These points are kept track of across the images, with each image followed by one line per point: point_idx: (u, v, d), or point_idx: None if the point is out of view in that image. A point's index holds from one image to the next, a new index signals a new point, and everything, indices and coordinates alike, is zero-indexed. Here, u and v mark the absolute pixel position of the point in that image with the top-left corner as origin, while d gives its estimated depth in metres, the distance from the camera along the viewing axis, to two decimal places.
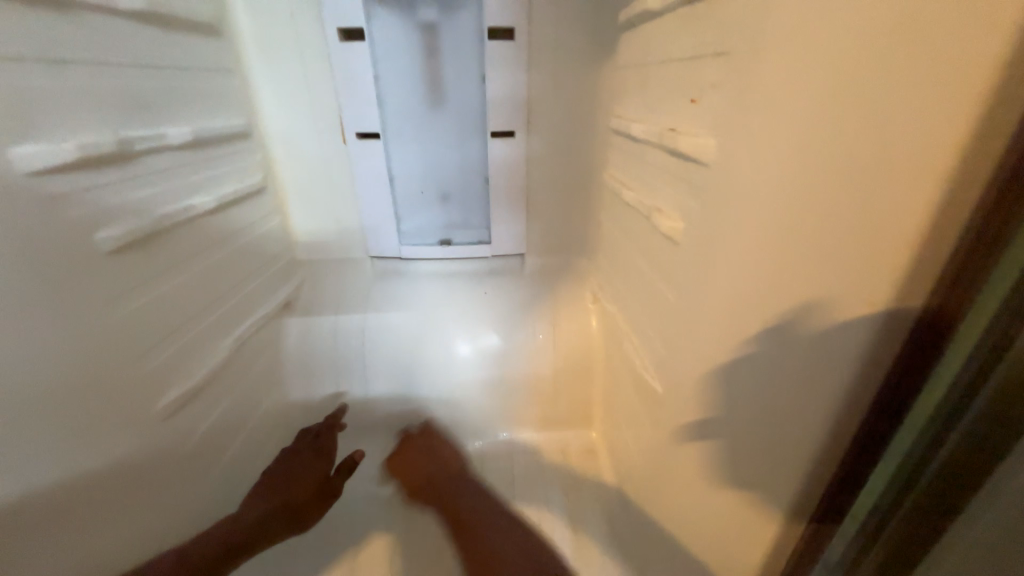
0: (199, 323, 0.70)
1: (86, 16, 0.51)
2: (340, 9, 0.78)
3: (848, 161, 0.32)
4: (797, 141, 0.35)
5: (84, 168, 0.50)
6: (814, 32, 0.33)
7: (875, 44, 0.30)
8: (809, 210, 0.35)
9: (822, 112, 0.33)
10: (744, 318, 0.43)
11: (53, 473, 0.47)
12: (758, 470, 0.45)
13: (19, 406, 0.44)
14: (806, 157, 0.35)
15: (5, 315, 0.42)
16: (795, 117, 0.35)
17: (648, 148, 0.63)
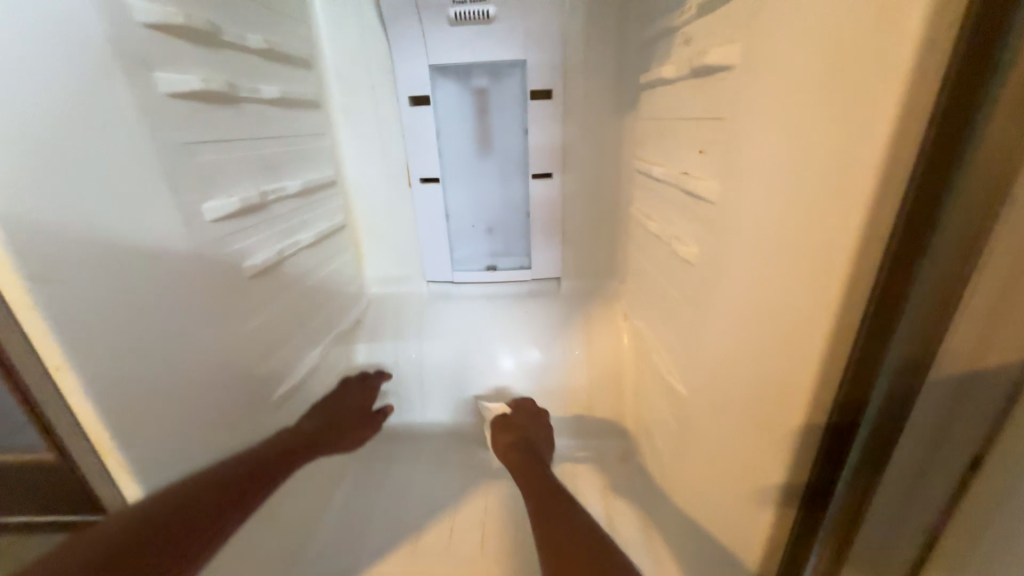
0: (296, 336, 0.87)
1: (245, 107, 0.70)
2: (411, 82, 0.97)
3: (791, 205, 0.45)
4: (764, 189, 0.48)
5: (239, 215, 0.68)
6: (774, 113, 0.46)
7: (806, 126, 0.42)
8: (782, 240, 0.46)
9: (777, 171, 0.46)
10: (745, 325, 0.53)
11: (189, 440, 0.59)
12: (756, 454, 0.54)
13: (182, 390, 0.58)
14: (769, 200, 0.48)
15: (180, 323, 0.58)
16: (762, 172, 0.48)
17: (667, 188, 0.76)
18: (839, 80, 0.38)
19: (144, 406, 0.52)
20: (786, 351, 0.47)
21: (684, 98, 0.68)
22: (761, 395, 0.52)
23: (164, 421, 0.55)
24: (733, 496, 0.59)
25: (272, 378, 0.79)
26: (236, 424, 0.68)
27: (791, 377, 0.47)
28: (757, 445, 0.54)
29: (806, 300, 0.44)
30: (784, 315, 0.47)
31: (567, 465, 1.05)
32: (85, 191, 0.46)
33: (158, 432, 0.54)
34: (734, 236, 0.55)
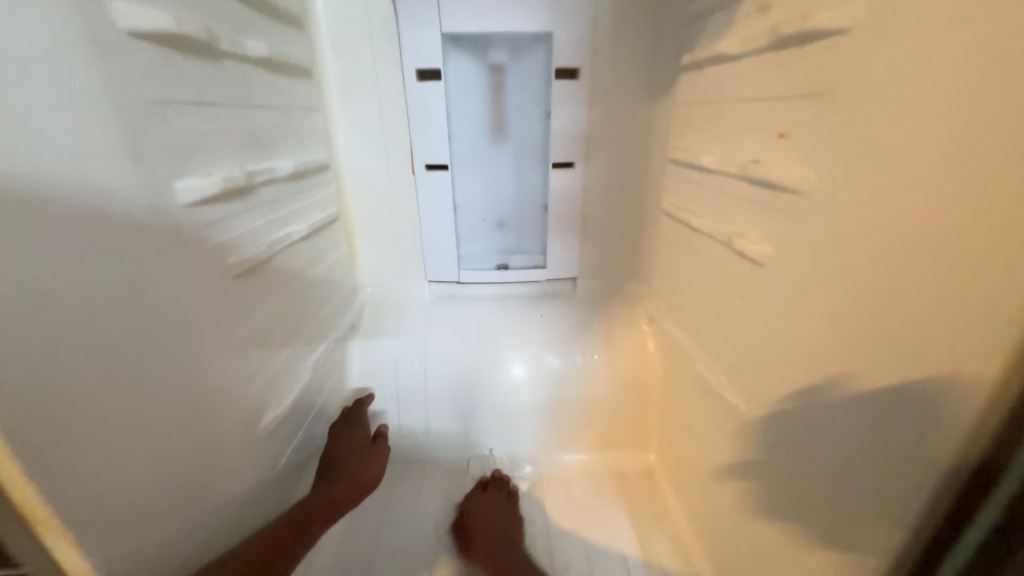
0: (288, 347, 0.73)
1: (226, 63, 0.56)
2: (420, 53, 0.84)
3: (942, 197, 0.37)
4: (895, 176, 0.41)
5: (220, 199, 0.54)
6: (926, 83, 0.37)
7: (979, 96, 0.34)
8: (918, 234, 0.39)
9: (922, 154, 0.38)
10: (854, 336, 0.46)
11: (160, 484, 0.46)
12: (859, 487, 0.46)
13: (150, 422, 0.45)
14: (904, 189, 0.40)
15: (148, 336, 0.45)
16: (895, 156, 0.40)
17: (723, 178, 0.68)
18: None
19: (99, 446, 0.40)
20: (916, 369, 0.40)
21: (756, 75, 0.60)
22: (874, 419, 0.44)
23: (120, 465, 0.42)
24: (818, 532, 0.52)
25: (262, 400, 0.65)
26: (216, 459, 0.55)
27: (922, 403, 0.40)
28: (859, 476, 0.46)
29: (956, 306, 0.36)
30: (920, 328, 0.39)
31: (587, 483, 0.95)
32: (7, 155, 0.32)
33: (117, 478, 0.41)
34: (840, 232, 0.47)
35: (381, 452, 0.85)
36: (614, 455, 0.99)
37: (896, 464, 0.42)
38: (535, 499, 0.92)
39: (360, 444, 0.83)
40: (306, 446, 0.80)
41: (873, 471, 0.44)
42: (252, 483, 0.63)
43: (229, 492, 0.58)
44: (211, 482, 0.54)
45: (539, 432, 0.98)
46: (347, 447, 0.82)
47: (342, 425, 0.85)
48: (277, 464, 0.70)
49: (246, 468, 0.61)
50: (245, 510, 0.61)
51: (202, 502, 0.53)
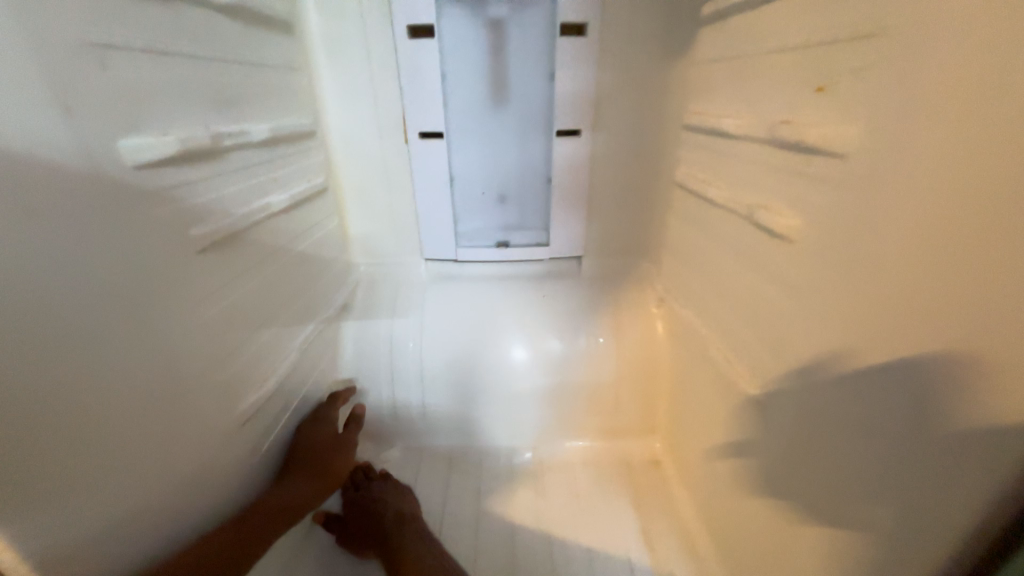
0: (269, 328, 0.69)
1: (180, 7, 0.50)
2: (411, 6, 0.76)
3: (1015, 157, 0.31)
4: (960, 135, 0.34)
5: (180, 162, 0.49)
6: (1005, 18, 0.31)
7: None
8: (1003, 196, 0.31)
9: (998, 103, 0.32)
10: (897, 322, 0.40)
11: (127, 470, 0.44)
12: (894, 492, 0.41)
13: (111, 406, 0.42)
14: (970, 148, 0.33)
15: (103, 313, 0.41)
16: (963, 109, 0.34)
17: (747, 144, 0.60)
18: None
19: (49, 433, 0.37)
20: (968, 358, 0.34)
21: (790, 20, 0.52)
22: (919, 415, 0.38)
23: (77, 447, 0.39)
24: (841, 537, 0.47)
25: (239, 382, 0.62)
26: (186, 440, 0.51)
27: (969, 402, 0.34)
28: (897, 481, 0.40)
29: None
30: (976, 313, 0.34)
31: (590, 471, 0.91)
32: None
33: (73, 464, 0.39)
34: (887, 201, 0.40)
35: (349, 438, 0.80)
36: (620, 443, 0.95)
37: (945, 465, 0.36)
38: (537, 487, 0.89)
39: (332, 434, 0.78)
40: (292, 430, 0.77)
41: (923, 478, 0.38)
42: (229, 469, 0.60)
43: (205, 474, 0.55)
44: (181, 463, 0.51)
45: (540, 418, 0.94)
46: (315, 436, 0.76)
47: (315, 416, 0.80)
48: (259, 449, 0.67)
49: (221, 448, 0.58)
50: (223, 496, 0.59)
51: (170, 484, 0.50)
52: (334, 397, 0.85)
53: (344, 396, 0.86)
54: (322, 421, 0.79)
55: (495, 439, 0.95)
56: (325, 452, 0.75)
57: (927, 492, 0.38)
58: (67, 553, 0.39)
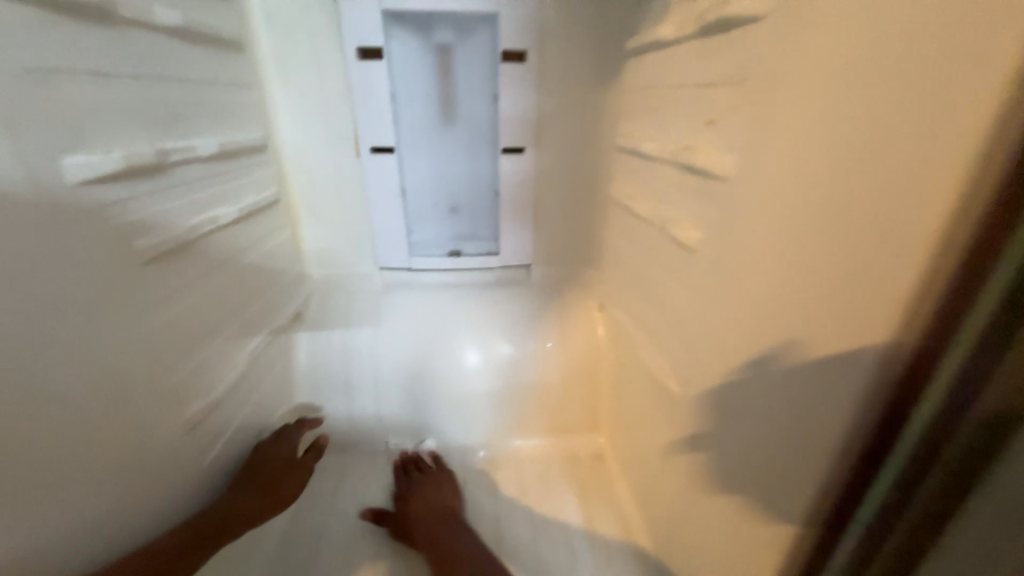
0: (217, 337, 0.70)
1: (127, 31, 0.52)
2: (360, 30, 0.81)
3: (836, 185, 0.38)
4: (801, 165, 0.42)
5: (125, 177, 0.51)
6: (821, 75, 0.39)
7: (864, 87, 0.35)
8: (831, 215, 0.39)
9: (823, 141, 0.39)
10: (768, 319, 0.47)
11: (72, 475, 0.45)
12: (771, 463, 0.48)
13: (56, 412, 0.44)
14: (808, 177, 0.41)
15: (44, 324, 0.43)
16: (800, 144, 0.42)
17: (661, 165, 0.68)
18: (931, 9, 0.31)
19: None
20: (815, 346, 0.42)
21: (687, 61, 0.60)
22: (786, 394, 0.46)
23: (22, 451, 0.40)
24: (737, 506, 0.54)
25: (185, 390, 0.62)
26: (122, 450, 0.51)
27: (818, 379, 0.42)
28: (774, 452, 0.48)
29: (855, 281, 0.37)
30: (817, 309, 0.41)
31: (539, 468, 0.96)
32: None
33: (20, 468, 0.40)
34: (756, 218, 0.48)
35: (308, 462, 0.81)
36: (567, 439, 1.01)
37: (803, 431, 0.44)
38: (488, 486, 0.92)
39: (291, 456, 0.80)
40: (242, 438, 0.78)
41: (798, 447, 0.45)
42: (174, 477, 0.61)
43: (151, 480, 0.57)
44: (117, 473, 0.51)
45: (491, 419, 0.98)
46: (273, 455, 0.78)
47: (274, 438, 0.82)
48: (206, 457, 0.68)
49: (163, 457, 0.59)
50: (167, 504, 0.60)
51: (106, 494, 0.50)
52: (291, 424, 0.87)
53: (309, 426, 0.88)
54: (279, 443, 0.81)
55: (448, 442, 0.98)
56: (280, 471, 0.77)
57: (794, 456, 0.46)
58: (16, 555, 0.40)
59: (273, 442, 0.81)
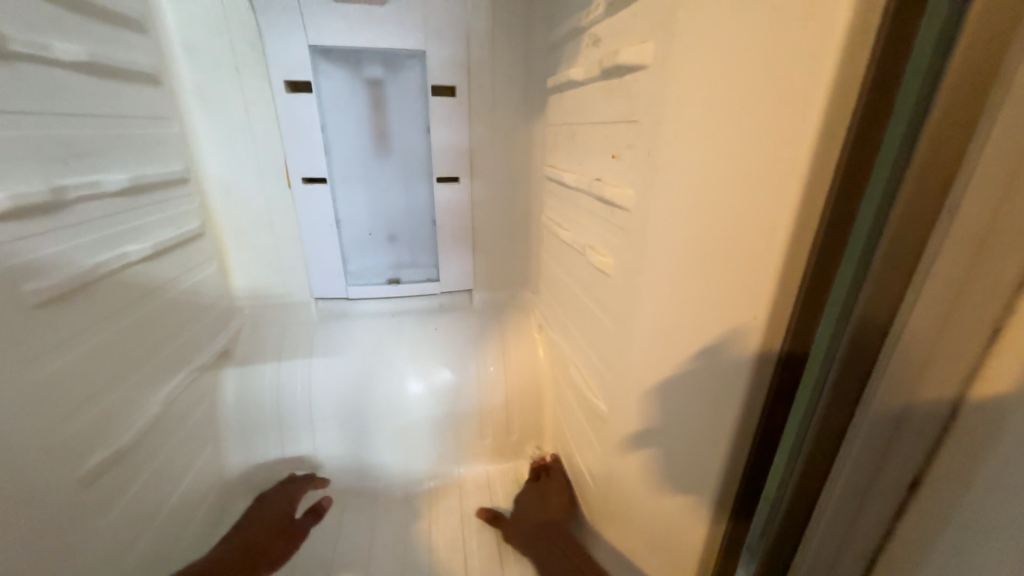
0: (126, 380, 0.66)
1: (21, 66, 0.50)
2: (287, 64, 0.82)
3: (708, 217, 0.42)
4: (677, 200, 0.45)
5: (14, 217, 0.49)
6: (685, 119, 0.42)
7: (721, 130, 0.39)
8: (709, 244, 0.43)
9: (693, 179, 0.43)
10: (667, 342, 0.50)
11: None
12: (684, 469, 0.52)
13: None
14: (684, 210, 0.44)
15: None
16: (675, 181, 0.45)
17: (580, 194, 0.73)
18: (764, 71, 0.36)
19: None
20: (712, 363, 0.46)
21: (593, 101, 0.65)
22: (689, 408, 0.49)
23: None
24: (659, 517, 0.57)
25: (83, 444, 0.58)
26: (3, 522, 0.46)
27: (711, 392, 0.47)
28: (686, 459, 0.52)
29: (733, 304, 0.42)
30: (709, 330, 0.45)
31: (484, 495, 0.95)
32: None
33: None
34: (644, 247, 0.51)
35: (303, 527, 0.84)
36: (513, 462, 1.00)
37: (704, 438, 0.49)
38: (431, 517, 0.90)
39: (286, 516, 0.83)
40: (163, 486, 0.73)
41: (705, 451, 0.49)
42: (77, 537, 0.56)
43: (45, 544, 0.51)
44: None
45: (435, 447, 0.97)
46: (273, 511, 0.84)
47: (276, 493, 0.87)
48: (117, 511, 0.63)
49: (59, 523, 0.53)
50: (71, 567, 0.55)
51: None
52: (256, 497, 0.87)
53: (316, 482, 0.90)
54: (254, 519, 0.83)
55: (391, 474, 0.95)
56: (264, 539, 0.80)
57: (701, 462, 0.50)
58: None
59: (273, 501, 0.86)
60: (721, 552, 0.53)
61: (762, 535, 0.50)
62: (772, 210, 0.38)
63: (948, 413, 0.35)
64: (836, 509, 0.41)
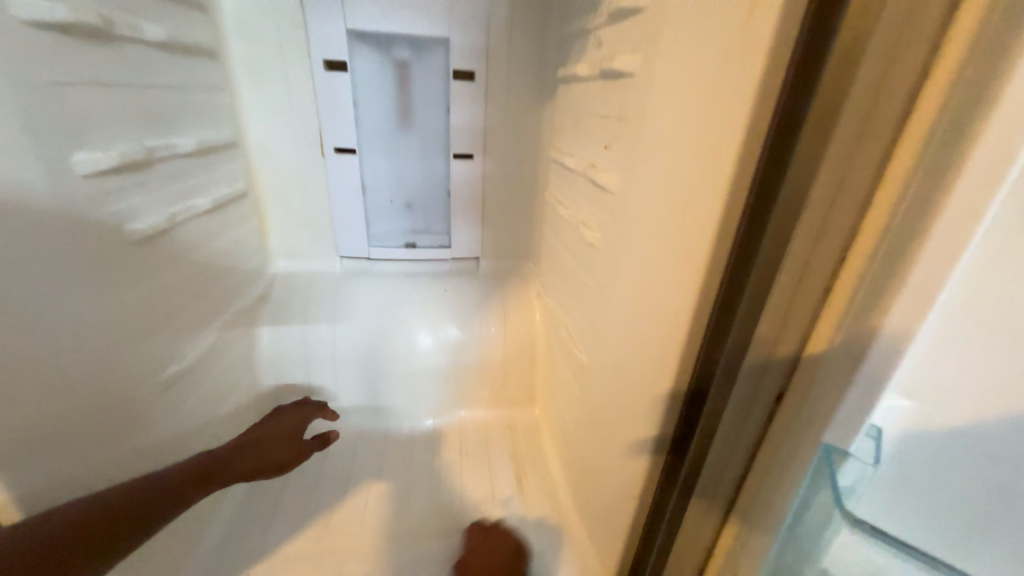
0: (187, 312, 0.80)
1: (120, 45, 0.62)
2: (326, 44, 0.91)
3: (660, 204, 0.52)
4: (647, 188, 0.55)
5: (117, 171, 0.62)
6: (657, 121, 0.52)
7: (671, 134, 0.49)
8: (658, 226, 0.52)
9: (655, 173, 0.53)
10: (629, 305, 0.61)
11: (76, 402, 0.55)
12: (623, 410, 0.64)
13: (73, 359, 0.55)
14: (649, 197, 0.55)
15: (64, 291, 0.54)
16: (646, 173, 0.55)
17: (578, 176, 0.83)
18: (694, 86, 0.45)
19: (27, 371, 0.49)
20: (646, 324, 0.56)
21: (594, 96, 0.75)
22: (630, 360, 0.61)
23: (47, 379, 0.52)
24: (612, 447, 0.70)
25: (158, 358, 0.71)
26: (115, 403, 0.62)
27: (642, 347, 0.57)
28: (624, 402, 0.63)
29: (679, 299, 0.49)
30: (650, 297, 0.55)
31: (479, 436, 1.10)
32: None
33: (43, 398, 0.51)
34: (626, 226, 0.61)
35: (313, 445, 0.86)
36: (506, 410, 1.15)
37: (635, 386, 0.60)
38: (434, 449, 1.06)
39: (296, 433, 0.87)
40: (215, 402, 0.88)
41: (633, 396, 0.61)
42: (160, 430, 0.71)
43: (139, 431, 0.66)
44: (14, 433, 0.48)
45: (440, 391, 1.11)
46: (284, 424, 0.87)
47: (290, 412, 0.91)
48: (183, 413, 0.77)
49: (67, 415, 0.54)
50: (156, 452, 0.70)
51: (23, 456, 0.49)
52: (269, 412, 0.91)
53: (325, 413, 0.98)
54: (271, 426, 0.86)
55: (400, 413, 1.10)
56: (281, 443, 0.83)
57: (633, 408, 0.61)
58: (35, 450, 0.50)
59: (281, 416, 0.89)
60: (645, 517, 0.61)
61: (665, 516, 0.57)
62: (687, 201, 0.46)
63: (769, 411, 0.40)
64: (704, 489, 0.48)
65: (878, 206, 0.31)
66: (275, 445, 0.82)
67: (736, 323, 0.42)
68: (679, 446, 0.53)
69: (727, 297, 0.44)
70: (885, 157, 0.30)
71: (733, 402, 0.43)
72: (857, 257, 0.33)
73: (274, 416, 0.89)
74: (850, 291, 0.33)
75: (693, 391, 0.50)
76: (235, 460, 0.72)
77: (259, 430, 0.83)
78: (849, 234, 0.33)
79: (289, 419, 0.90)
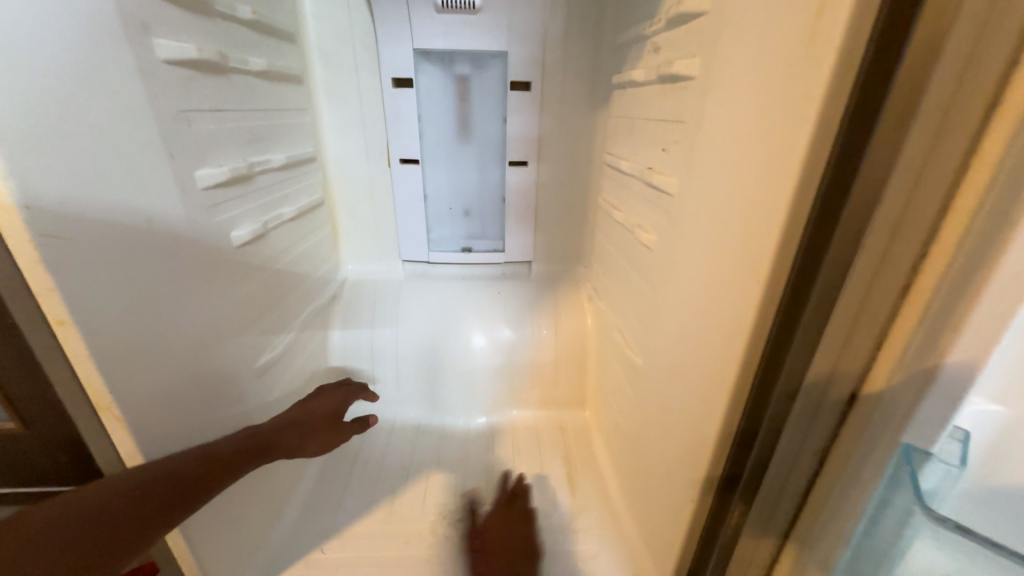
0: (274, 309, 0.90)
1: (230, 76, 0.72)
2: (395, 64, 0.99)
3: (719, 206, 0.52)
4: (706, 190, 0.55)
5: (227, 185, 0.72)
6: (716, 124, 0.53)
7: (731, 137, 0.50)
8: (717, 227, 0.53)
9: (715, 175, 0.53)
10: (687, 307, 0.61)
11: (196, 379, 0.65)
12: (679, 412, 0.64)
13: (196, 342, 0.65)
14: (708, 198, 0.55)
15: (190, 283, 0.64)
16: (705, 175, 0.56)
17: (633, 179, 0.85)
18: (755, 89, 0.45)
19: (167, 350, 0.59)
20: (703, 325, 0.56)
21: (649, 102, 0.77)
22: (686, 362, 0.61)
23: (179, 356, 0.62)
24: (666, 449, 0.70)
25: (253, 348, 0.81)
26: (223, 384, 0.71)
27: (699, 349, 0.57)
28: (680, 405, 0.63)
29: (736, 301, 0.49)
30: (708, 298, 0.55)
31: (530, 434, 1.13)
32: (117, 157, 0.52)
33: (176, 374, 0.61)
34: (684, 228, 0.62)
35: (350, 430, 0.89)
36: (557, 411, 1.16)
37: (690, 389, 0.60)
38: (488, 445, 1.10)
39: (335, 415, 0.88)
40: (297, 390, 0.97)
41: (689, 398, 0.61)
42: (253, 410, 0.80)
43: (238, 412, 0.76)
44: (154, 398, 0.57)
45: (493, 390, 1.15)
46: (326, 403, 0.89)
47: (333, 391, 0.93)
48: (271, 398, 0.87)
49: (192, 389, 0.64)
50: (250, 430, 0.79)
51: (161, 420, 0.59)
52: (309, 395, 0.93)
53: (368, 394, 1.03)
54: (313, 408, 0.87)
55: (456, 409, 1.15)
56: (323, 424, 0.86)
57: (688, 410, 0.60)
58: (170, 417, 0.60)
59: (324, 395, 0.91)
60: (702, 528, 0.60)
61: (727, 530, 0.56)
62: (747, 202, 0.46)
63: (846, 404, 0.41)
64: (771, 493, 0.48)
65: (964, 196, 0.32)
66: (316, 427, 0.84)
67: (804, 323, 0.42)
68: (739, 458, 0.52)
69: (790, 303, 0.43)
70: (970, 152, 0.32)
71: (802, 399, 0.44)
72: (942, 246, 0.34)
73: (318, 394, 0.92)
74: (935, 281, 0.35)
75: (752, 402, 0.49)
76: (279, 435, 0.75)
77: (303, 408, 0.86)
78: (930, 229, 0.34)
79: (333, 398, 0.92)
